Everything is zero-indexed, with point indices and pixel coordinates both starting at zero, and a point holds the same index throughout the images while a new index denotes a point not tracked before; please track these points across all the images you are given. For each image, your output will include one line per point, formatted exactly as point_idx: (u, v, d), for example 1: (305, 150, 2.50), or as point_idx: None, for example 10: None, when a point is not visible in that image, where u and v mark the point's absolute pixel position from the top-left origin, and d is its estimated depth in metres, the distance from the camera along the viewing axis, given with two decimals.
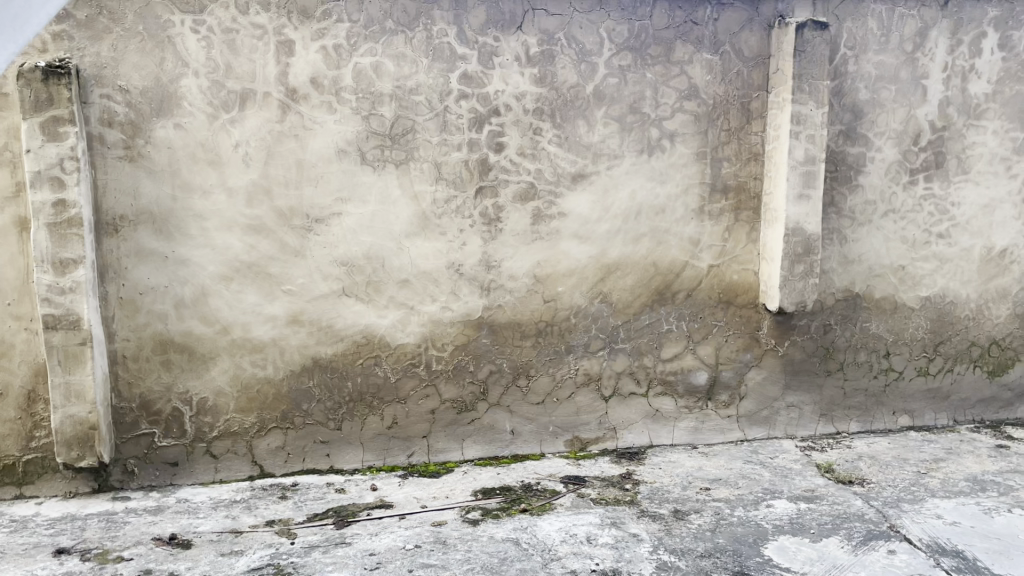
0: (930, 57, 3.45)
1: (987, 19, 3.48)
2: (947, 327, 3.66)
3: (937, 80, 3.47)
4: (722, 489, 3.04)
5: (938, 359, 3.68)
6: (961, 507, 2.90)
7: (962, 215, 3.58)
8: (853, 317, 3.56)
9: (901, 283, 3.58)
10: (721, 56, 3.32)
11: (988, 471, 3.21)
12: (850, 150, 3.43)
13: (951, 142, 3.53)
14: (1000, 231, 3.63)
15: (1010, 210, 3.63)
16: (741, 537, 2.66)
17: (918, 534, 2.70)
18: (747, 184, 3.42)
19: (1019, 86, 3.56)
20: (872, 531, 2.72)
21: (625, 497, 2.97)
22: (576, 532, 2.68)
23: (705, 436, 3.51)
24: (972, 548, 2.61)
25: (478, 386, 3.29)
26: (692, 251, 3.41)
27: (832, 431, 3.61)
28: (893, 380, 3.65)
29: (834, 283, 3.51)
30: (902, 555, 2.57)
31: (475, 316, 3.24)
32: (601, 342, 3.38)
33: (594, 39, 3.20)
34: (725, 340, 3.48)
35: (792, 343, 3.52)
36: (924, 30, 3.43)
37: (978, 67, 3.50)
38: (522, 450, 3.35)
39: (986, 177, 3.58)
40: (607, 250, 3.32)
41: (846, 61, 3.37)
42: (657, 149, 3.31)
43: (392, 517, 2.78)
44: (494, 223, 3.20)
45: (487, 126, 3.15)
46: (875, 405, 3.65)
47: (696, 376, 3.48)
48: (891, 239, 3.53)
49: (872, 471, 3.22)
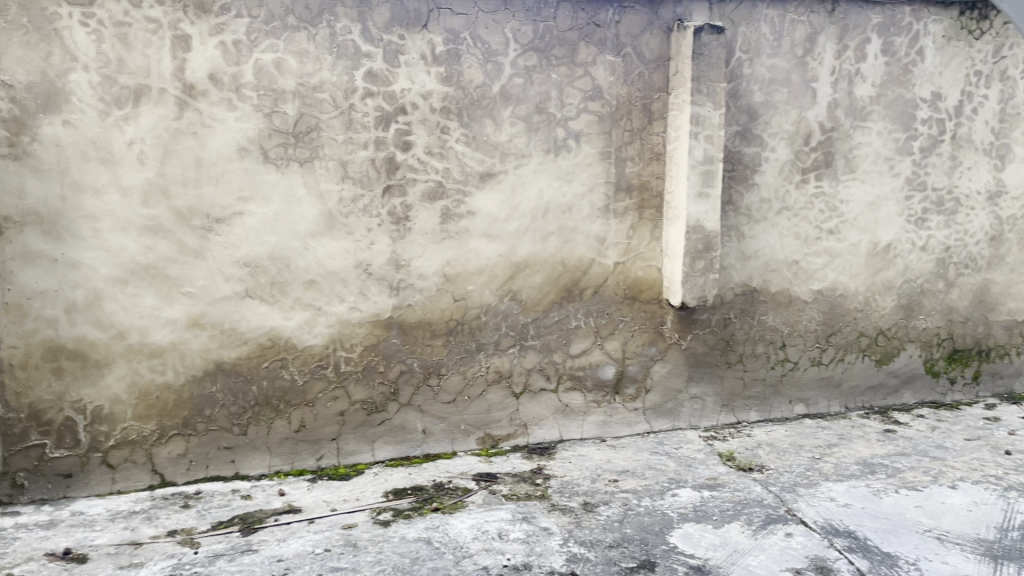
0: (818, 61, 3.62)
1: (871, 26, 3.67)
2: (837, 318, 3.84)
3: (825, 83, 3.65)
4: (630, 481, 3.12)
5: (830, 349, 3.86)
6: (853, 489, 3.05)
7: (850, 212, 3.77)
8: (751, 310, 3.70)
9: (794, 277, 3.74)
10: (624, 58, 3.39)
11: (877, 454, 3.40)
12: (746, 150, 3.57)
13: (839, 143, 3.71)
14: (885, 227, 3.84)
15: (894, 207, 3.84)
16: (648, 527, 2.74)
17: (813, 517, 2.83)
18: (650, 183, 3.51)
19: (901, 90, 3.76)
20: (771, 515, 2.84)
21: (536, 492, 3.01)
22: (487, 529, 2.70)
23: (614, 429, 3.59)
24: (862, 528, 2.75)
25: (389, 386, 3.27)
26: (598, 248, 3.47)
27: (733, 420, 3.75)
28: (788, 370, 3.82)
29: (733, 278, 3.64)
30: (798, 537, 2.69)
31: (384, 316, 3.22)
32: (512, 339, 3.41)
33: (499, 39, 3.22)
34: (630, 335, 3.57)
35: (695, 336, 3.64)
36: (813, 36, 3.59)
37: (862, 71, 3.69)
38: (433, 449, 3.35)
39: (871, 176, 3.78)
40: (516, 248, 3.36)
41: (741, 64, 3.50)
42: (563, 149, 3.36)
43: (301, 522, 2.73)
44: (402, 222, 3.19)
45: (393, 125, 3.13)
46: (772, 394, 3.81)
47: (604, 370, 3.55)
48: (785, 235, 3.69)
49: (770, 458, 3.36)
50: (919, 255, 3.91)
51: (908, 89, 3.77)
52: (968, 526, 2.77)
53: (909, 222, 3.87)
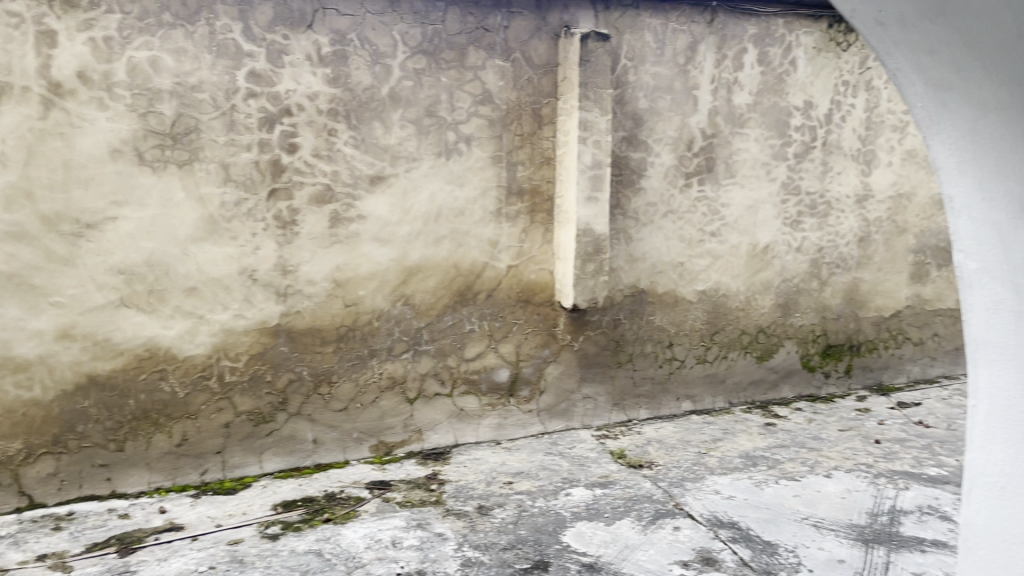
0: (699, 70, 3.75)
1: (748, 36, 3.83)
2: (721, 317, 3.99)
3: (706, 91, 3.78)
4: (524, 482, 3.14)
5: (715, 347, 4.00)
6: (736, 481, 3.17)
7: (730, 215, 3.92)
8: (640, 311, 3.80)
9: (680, 278, 3.86)
10: (513, 63, 3.41)
11: (758, 447, 3.54)
12: (632, 156, 3.66)
13: (719, 149, 3.86)
14: (763, 229, 4.01)
15: (771, 210, 4.02)
16: (541, 527, 2.76)
17: (700, 509, 2.93)
18: (541, 187, 3.54)
19: (776, 98, 3.94)
20: (660, 510, 2.92)
21: (431, 497, 2.99)
22: (380, 537, 2.66)
23: (508, 432, 3.61)
24: (745, 519, 2.87)
25: (277, 396, 3.17)
26: (491, 252, 3.48)
27: (624, 419, 3.84)
28: (676, 368, 3.94)
29: (622, 280, 3.73)
30: (686, 530, 2.77)
31: (271, 324, 3.13)
32: (405, 344, 3.37)
33: (387, 41, 3.18)
34: (524, 338, 3.59)
35: (586, 337, 3.70)
36: (693, 45, 3.72)
37: (740, 80, 3.85)
38: (325, 458, 3.28)
39: (749, 180, 3.95)
40: (408, 252, 3.32)
41: (626, 71, 3.59)
42: (454, 153, 3.35)
43: (184, 540, 2.62)
44: (289, 227, 3.11)
45: (278, 126, 3.05)
46: (661, 392, 3.92)
47: (498, 373, 3.56)
48: (671, 238, 3.81)
49: (659, 454, 3.46)
50: (795, 255, 4.11)
51: (782, 98, 3.96)
52: (841, 512, 2.92)
53: (785, 224, 4.06)
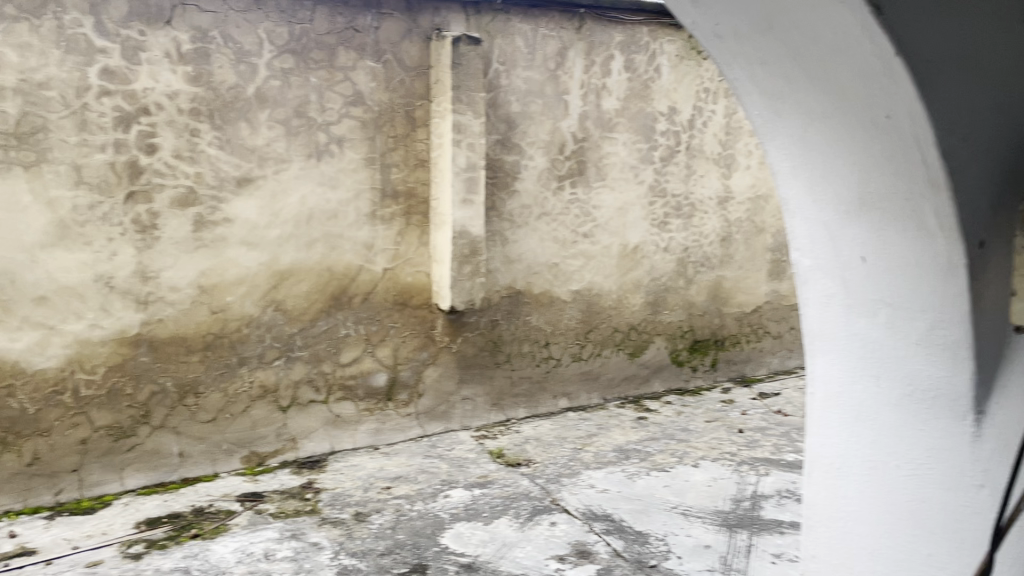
0: (569, 75, 3.83)
1: (615, 44, 3.95)
2: (595, 316, 4.10)
3: (576, 96, 3.87)
4: (402, 486, 3.12)
5: (589, 345, 4.11)
6: (610, 475, 3.27)
7: (602, 217, 4.03)
8: (516, 312, 3.85)
9: (555, 278, 3.94)
10: (384, 64, 3.37)
11: (631, 440, 3.66)
12: (506, 158, 3.71)
13: (590, 152, 3.96)
14: (633, 230, 4.15)
15: (640, 212, 4.16)
16: (420, 531, 2.76)
17: (575, 504, 2.99)
18: (416, 189, 3.53)
19: (642, 104, 4.09)
20: (537, 507, 2.97)
21: (306, 507, 2.92)
22: (252, 550, 2.59)
23: (386, 436, 3.58)
24: (618, 510, 2.95)
25: (139, 408, 3.02)
26: (366, 255, 3.44)
27: (502, 418, 3.88)
28: (552, 367, 4.01)
29: (499, 281, 3.77)
30: (561, 525, 2.83)
31: (130, 333, 2.98)
32: (277, 351, 3.29)
33: (253, 40, 3.09)
34: (401, 342, 3.56)
35: (464, 339, 3.71)
36: (563, 50, 3.79)
37: (608, 86, 3.96)
38: (192, 472, 3.15)
39: (619, 183, 4.07)
40: (278, 256, 3.24)
41: (498, 75, 3.63)
42: (325, 154, 3.29)
43: (35, 565, 2.46)
44: (149, 231, 2.97)
45: (135, 126, 2.91)
46: (538, 391, 3.99)
47: (375, 378, 3.53)
48: (545, 239, 3.88)
49: (536, 452, 3.51)
50: (663, 255, 4.27)
51: (648, 103, 4.11)
52: (708, 499, 3.06)
53: (653, 225, 4.21)
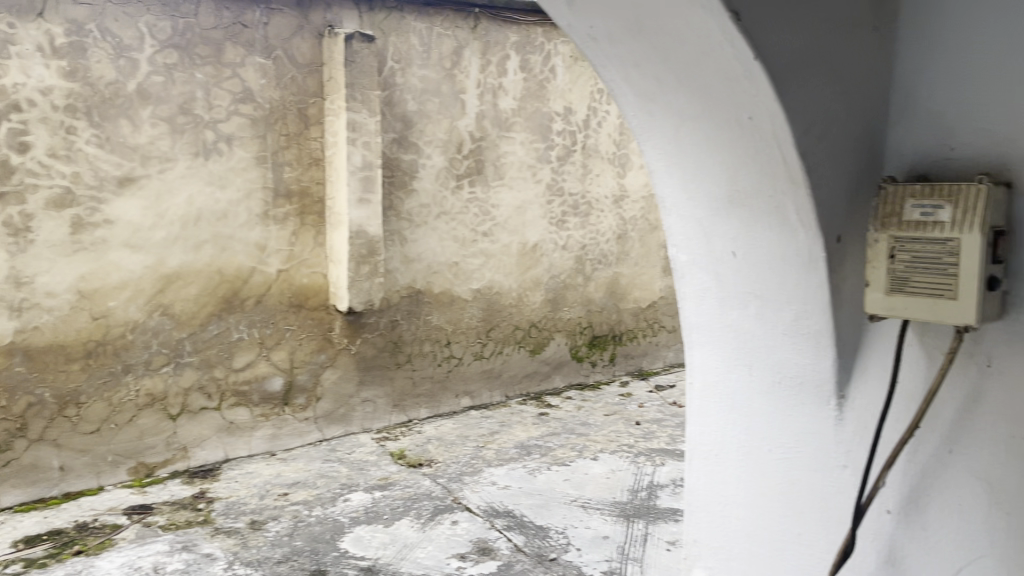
0: (465, 74, 3.84)
1: (510, 44, 3.98)
2: (495, 314, 4.12)
3: (472, 95, 3.88)
4: (300, 492, 3.06)
5: (490, 343, 4.12)
6: (511, 471, 3.29)
7: (501, 215, 4.06)
8: (416, 311, 3.83)
9: (455, 277, 3.94)
10: (274, 61, 3.30)
11: (533, 436, 3.70)
12: (403, 157, 3.68)
13: (488, 151, 3.97)
14: (532, 228, 4.19)
15: (538, 210, 4.21)
16: (318, 536, 2.71)
17: (477, 502, 3.00)
18: (310, 188, 3.46)
19: (538, 104, 4.13)
20: (438, 506, 2.97)
21: (198, 517, 2.83)
22: (140, 565, 2.49)
23: (283, 441, 3.50)
24: (519, 506, 2.98)
25: (14, 422, 2.86)
26: (258, 256, 3.35)
27: (404, 419, 3.86)
28: (454, 366, 4.01)
29: (398, 281, 3.74)
30: (463, 523, 2.84)
31: (4, 342, 2.81)
32: (165, 357, 3.17)
33: (133, 34, 2.96)
34: (297, 345, 3.49)
35: (363, 340, 3.67)
36: (459, 50, 3.80)
37: (504, 85, 3.99)
38: (75, 486, 3.01)
39: (517, 182, 4.10)
40: (165, 259, 3.12)
41: (393, 73, 3.60)
42: (213, 153, 3.19)
43: None
44: (22, 234, 2.81)
45: (5, 123, 2.75)
46: (440, 390, 3.98)
47: (271, 382, 3.44)
48: (444, 238, 3.88)
49: (438, 451, 3.51)
50: (561, 253, 4.33)
51: (544, 103, 4.16)
52: (606, 491, 3.13)
53: (551, 224, 4.27)
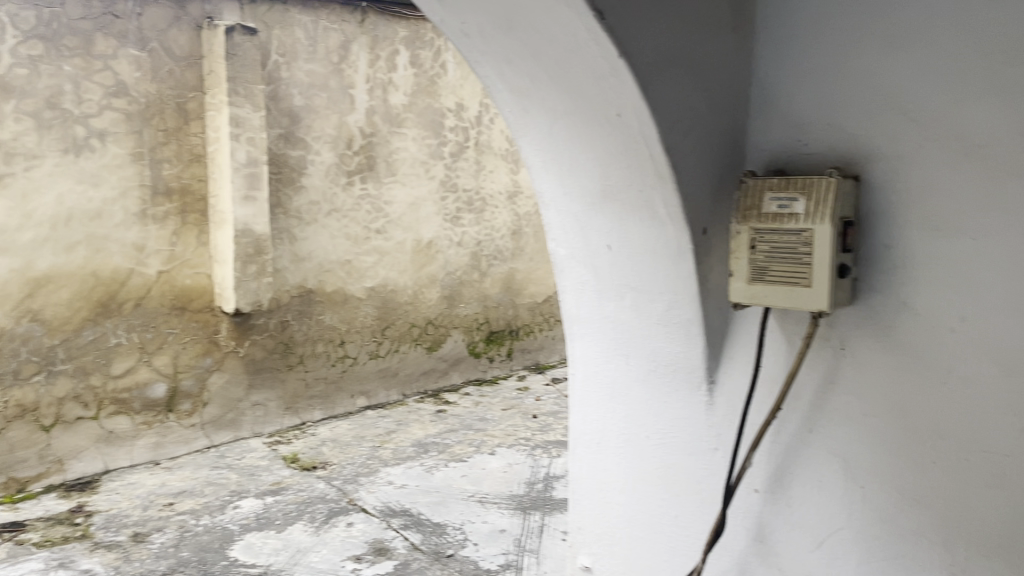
0: (353, 69, 3.78)
1: (398, 39, 3.94)
2: (390, 312, 4.08)
3: (361, 90, 3.82)
4: (187, 501, 2.95)
5: (386, 342, 4.08)
6: (408, 470, 3.27)
7: (394, 212, 4.01)
8: (308, 311, 3.75)
9: (347, 275, 3.87)
10: (149, 53, 3.16)
11: (430, 434, 3.68)
12: (290, 153, 3.59)
13: (379, 147, 3.92)
14: (426, 225, 4.17)
15: (432, 207, 4.18)
16: (207, 546, 2.62)
17: (373, 502, 2.97)
18: (192, 186, 3.34)
19: (430, 99, 4.11)
20: (333, 509, 2.92)
21: (76, 533, 2.69)
22: None
23: (168, 449, 3.37)
24: (416, 504, 2.96)
25: None
26: (137, 257, 3.21)
27: (297, 422, 3.77)
28: (348, 366, 3.95)
29: (288, 281, 3.65)
30: (358, 525, 2.80)
31: None
32: (36, 365, 2.99)
33: None
34: (182, 348, 3.36)
35: (252, 342, 3.56)
36: (346, 44, 3.73)
37: (394, 80, 3.95)
38: None
39: (410, 178, 4.07)
40: (33, 261, 2.95)
41: (278, 67, 3.50)
42: (85, 150, 3.03)
43: None
44: None
45: None
46: (335, 391, 3.91)
47: (154, 389, 3.30)
48: (336, 236, 3.81)
49: (332, 453, 3.45)
50: (456, 249, 4.33)
51: (435, 99, 4.14)
52: (504, 485, 3.14)
53: (446, 220, 4.26)
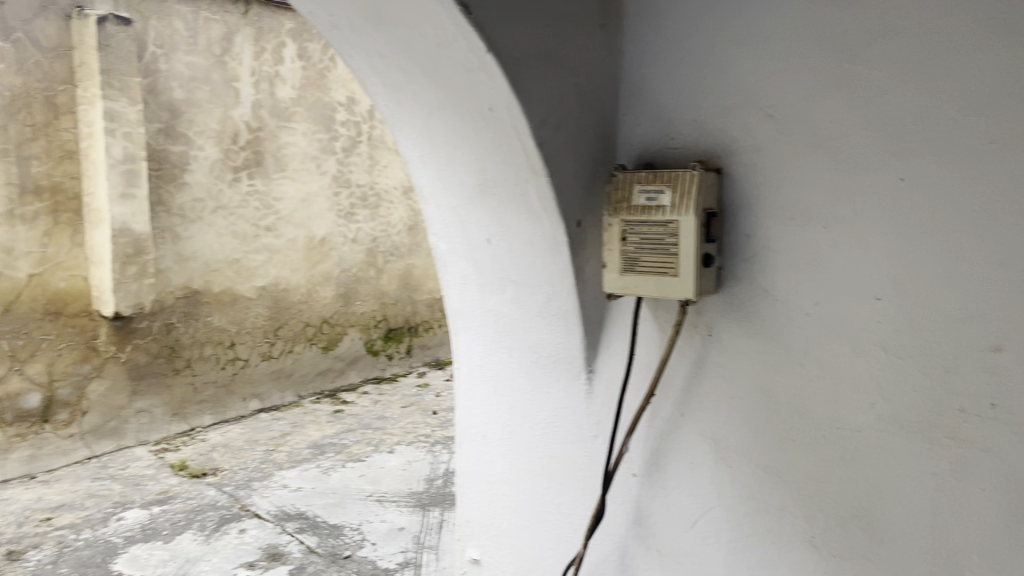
0: (237, 61, 3.67)
1: (285, 31, 3.85)
2: (283, 312, 3.98)
3: (246, 83, 3.72)
4: (65, 516, 2.80)
5: (279, 342, 3.98)
6: (304, 472, 3.20)
7: (284, 209, 3.92)
8: (194, 312, 3.62)
9: (236, 274, 3.76)
10: (13, 44, 2.97)
11: (327, 435, 3.62)
12: (171, 149, 3.45)
13: (267, 142, 3.82)
14: (318, 222, 4.09)
15: (324, 203, 4.11)
16: (88, 561, 2.50)
17: (267, 507, 2.89)
18: (63, 184, 3.16)
19: (319, 93, 4.04)
20: (225, 516, 2.83)
21: None
22: None
23: (45, 462, 3.19)
24: (312, 507, 2.90)
25: None
26: (4, 260, 3.02)
27: (186, 428, 3.64)
28: (239, 368, 3.83)
29: (172, 282, 3.52)
30: (251, 531, 2.72)
31: None
32: None
33: None
34: (57, 355, 3.19)
35: (135, 346, 3.42)
36: (229, 35, 3.62)
37: (281, 74, 3.86)
38: None
39: (300, 174, 3.98)
40: None
41: (156, 59, 3.35)
42: None
43: None
44: None
45: None
46: (226, 394, 3.79)
47: (27, 399, 3.12)
48: (223, 234, 3.69)
49: (224, 459, 3.35)
50: (351, 246, 4.26)
51: (325, 93, 4.06)
52: (403, 483, 3.12)
53: (339, 216, 4.19)
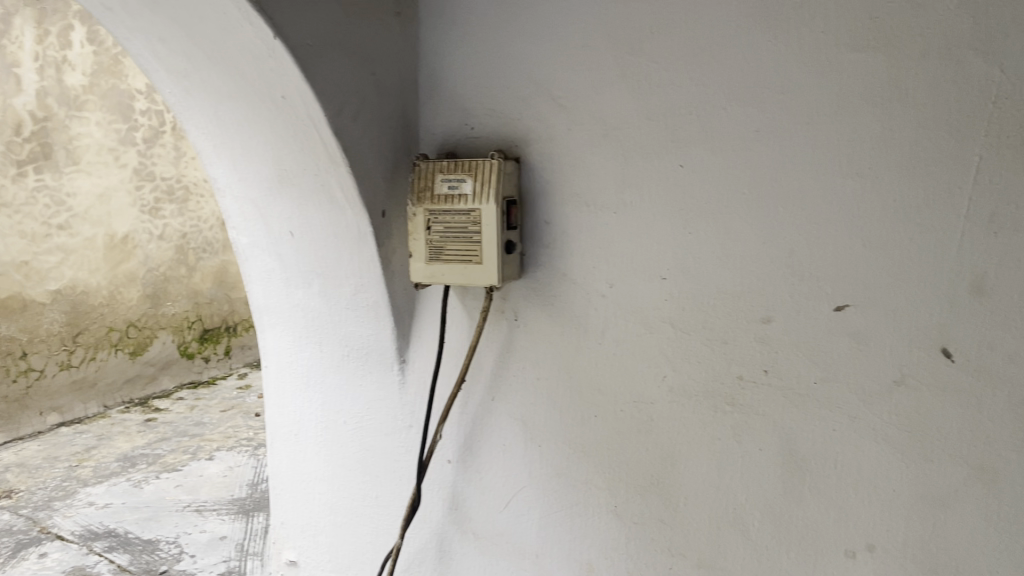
0: (17, 45, 3.34)
1: (71, 13, 3.55)
2: (82, 317, 3.68)
3: (29, 69, 3.39)
4: None
5: (79, 350, 3.68)
6: (112, 488, 2.99)
7: (79, 205, 3.62)
8: None
9: (26, 278, 3.44)
10: None
11: (138, 445, 3.40)
12: None
13: (56, 133, 3.51)
14: (119, 219, 3.81)
15: (125, 198, 3.83)
16: None
17: (71, 527, 2.68)
18: None
19: (114, 80, 3.75)
20: (22, 541, 2.60)
21: None
22: None
23: None
24: (122, 523, 2.71)
25: None
26: None
27: None
28: (34, 380, 3.52)
29: None
30: (53, 554, 2.52)
31: None
32: None
33: None
34: None
35: None
36: (6, 17, 3.29)
37: (69, 59, 3.55)
38: None
39: (96, 167, 3.69)
40: None
41: None
42: None
43: None
44: None
45: None
46: (19, 409, 3.47)
47: None
48: (8, 234, 3.36)
49: (19, 479, 3.07)
50: (158, 243, 4.01)
51: (121, 80, 3.79)
52: (223, 490, 2.98)
53: (143, 212, 3.93)
